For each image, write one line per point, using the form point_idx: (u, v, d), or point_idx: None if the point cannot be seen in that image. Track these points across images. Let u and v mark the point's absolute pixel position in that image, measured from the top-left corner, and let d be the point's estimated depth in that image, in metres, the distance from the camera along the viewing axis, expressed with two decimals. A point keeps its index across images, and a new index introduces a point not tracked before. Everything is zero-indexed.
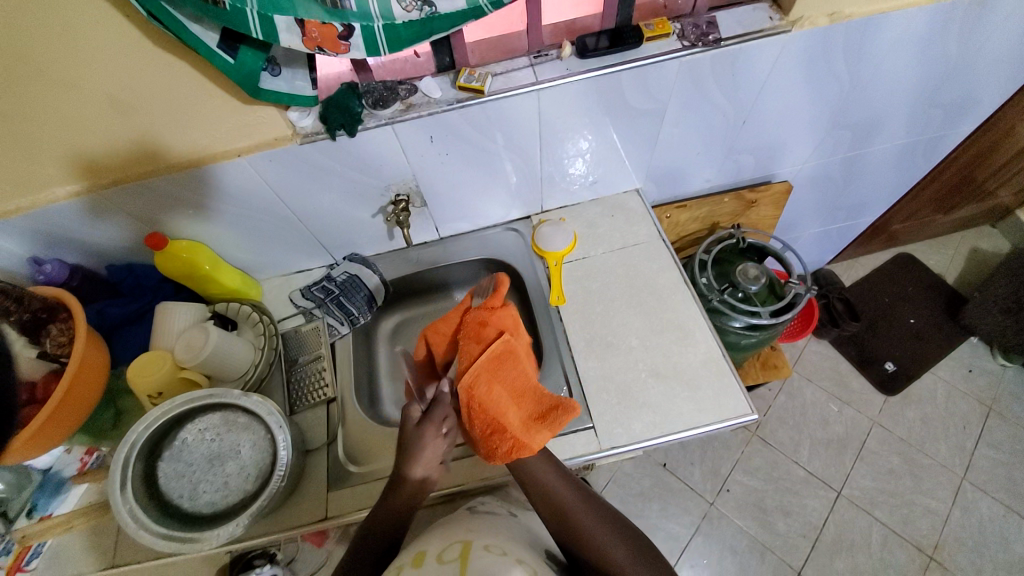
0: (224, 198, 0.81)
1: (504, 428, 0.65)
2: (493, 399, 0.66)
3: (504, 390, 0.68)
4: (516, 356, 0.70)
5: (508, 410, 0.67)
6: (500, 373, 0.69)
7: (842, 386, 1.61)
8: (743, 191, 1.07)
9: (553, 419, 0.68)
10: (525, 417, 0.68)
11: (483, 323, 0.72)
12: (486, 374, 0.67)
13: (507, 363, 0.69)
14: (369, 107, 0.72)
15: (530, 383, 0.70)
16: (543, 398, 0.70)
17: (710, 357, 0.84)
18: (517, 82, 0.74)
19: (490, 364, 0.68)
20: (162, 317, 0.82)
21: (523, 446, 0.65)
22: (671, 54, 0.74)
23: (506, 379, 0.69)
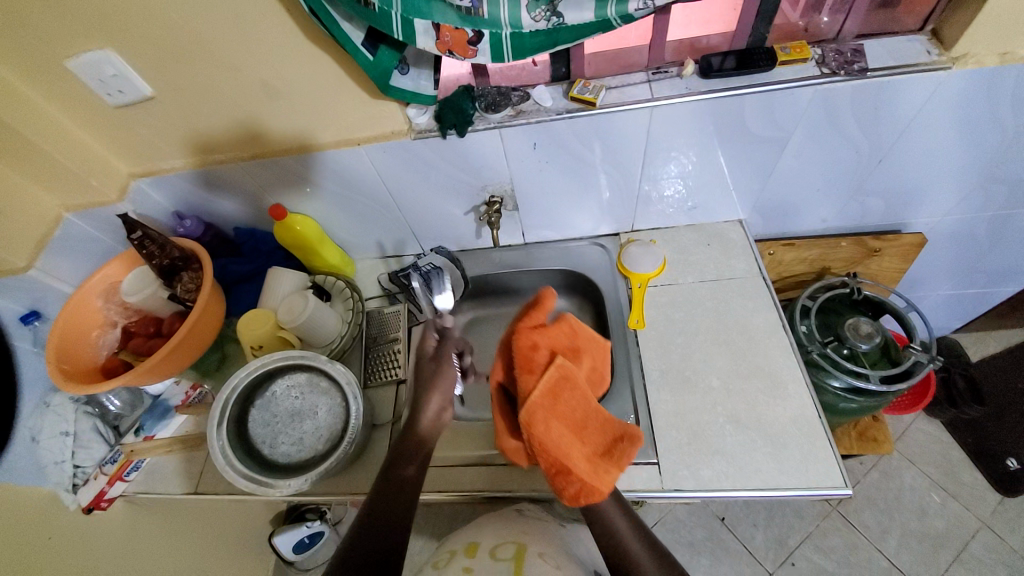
0: (338, 181, 0.88)
1: (570, 471, 0.61)
2: (555, 440, 0.60)
3: (565, 427, 0.62)
4: (575, 384, 0.62)
5: (572, 447, 0.62)
6: (560, 408, 0.61)
7: (949, 475, 1.39)
8: (865, 237, 0.96)
9: (620, 453, 0.63)
10: (591, 454, 0.63)
11: (532, 345, 0.62)
12: (543, 413, 0.60)
13: (567, 394, 0.62)
14: (482, 110, 0.75)
15: (592, 413, 0.63)
16: (606, 428, 0.64)
17: (799, 415, 0.76)
18: (631, 97, 0.73)
19: (546, 402, 0.60)
20: (272, 280, 0.92)
21: (592, 491, 0.61)
22: (806, 80, 0.68)
23: (568, 413, 0.62)
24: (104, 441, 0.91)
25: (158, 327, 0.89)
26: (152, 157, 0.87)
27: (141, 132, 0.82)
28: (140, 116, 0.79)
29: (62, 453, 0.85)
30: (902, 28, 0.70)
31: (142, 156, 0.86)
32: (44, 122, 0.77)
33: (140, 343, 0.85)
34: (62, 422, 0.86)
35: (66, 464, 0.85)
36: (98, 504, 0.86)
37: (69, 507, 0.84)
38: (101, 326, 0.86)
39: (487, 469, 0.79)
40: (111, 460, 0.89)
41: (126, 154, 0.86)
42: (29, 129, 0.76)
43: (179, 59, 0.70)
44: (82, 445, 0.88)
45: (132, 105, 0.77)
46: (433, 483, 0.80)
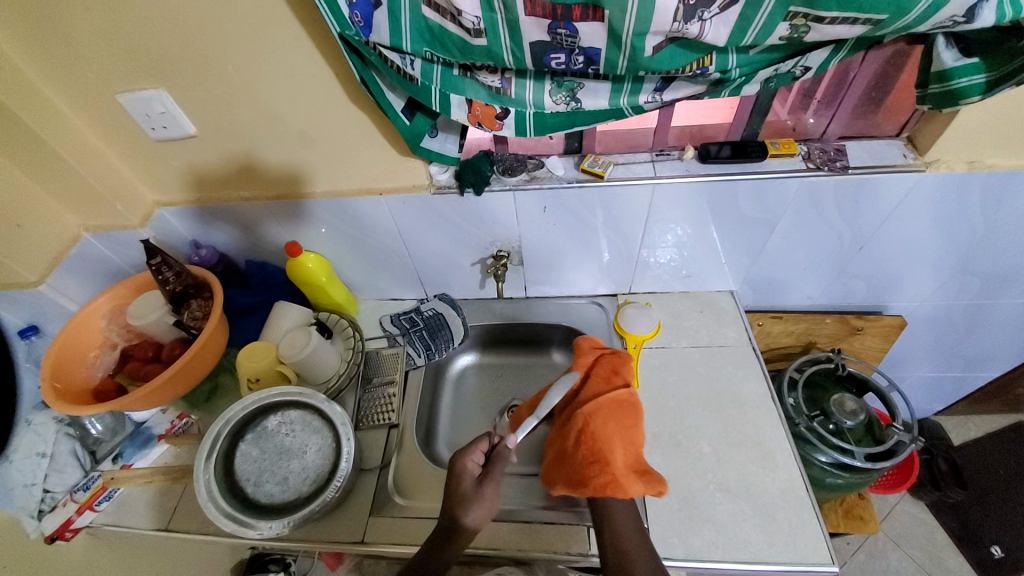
0: (357, 226, 0.93)
1: (605, 462, 0.68)
2: (604, 431, 0.71)
3: (617, 431, 0.71)
4: (632, 406, 0.74)
5: (614, 446, 0.70)
6: (618, 414, 0.73)
7: (936, 562, 1.37)
8: (850, 316, 1.02)
9: (649, 478, 0.68)
10: (628, 462, 0.69)
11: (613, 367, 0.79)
12: (598, 409, 0.73)
13: (627, 410, 0.74)
14: (499, 173, 0.81)
15: (640, 437, 0.72)
16: (644, 457, 0.71)
17: (790, 487, 0.77)
18: (637, 173, 0.79)
19: (610, 404, 0.73)
20: (276, 314, 0.93)
21: (616, 486, 0.67)
22: (794, 173, 0.75)
23: (624, 423, 0.72)
24: (79, 466, 0.88)
25: (156, 352, 0.89)
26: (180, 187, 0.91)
27: (173, 164, 0.86)
28: (177, 152, 0.84)
29: (34, 476, 0.82)
30: (881, 133, 0.78)
31: (169, 185, 0.90)
32: (83, 148, 0.82)
33: (137, 368, 0.86)
34: (41, 443, 0.84)
35: (36, 488, 0.82)
36: (61, 534, 0.83)
37: (30, 535, 0.80)
38: (100, 347, 0.87)
39: None
40: (83, 487, 0.86)
41: (154, 184, 0.90)
42: (69, 153, 0.80)
43: (227, 104, 0.76)
44: (56, 468, 0.85)
45: (171, 140, 0.82)
46: (419, 536, 0.78)
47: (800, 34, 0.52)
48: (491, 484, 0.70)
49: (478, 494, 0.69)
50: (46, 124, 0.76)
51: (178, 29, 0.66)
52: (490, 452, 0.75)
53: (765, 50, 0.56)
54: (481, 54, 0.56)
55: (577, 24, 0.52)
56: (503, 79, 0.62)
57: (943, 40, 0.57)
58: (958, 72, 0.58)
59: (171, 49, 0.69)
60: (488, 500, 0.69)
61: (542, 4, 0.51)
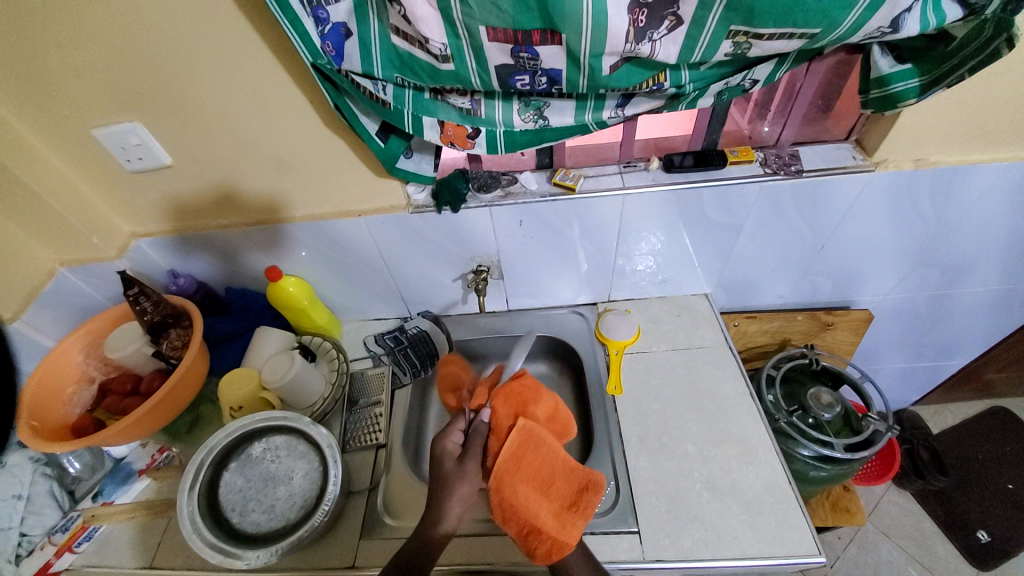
0: (338, 248, 0.94)
1: (539, 529, 0.67)
2: (520, 499, 0.68)
3: (531, 488, 0.70)
4: (539, 443, 0.74)
5: (539, 505, 0.69)
6: (522, 469, 0.71)
7: (925, 550, 1.39)
8: (819, 312, 1.06)
9: (583, 503, 0.70)
10: (558, 509, 0.70)
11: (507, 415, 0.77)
12: (507, 475, 0.70)
13: (529, 457, 0.73)
14: (474, 190, 0.83)
15: (555, 469, 0.73)
16: (571, 478, 0.73)
17: (773, 481, 0.79)
18: (606, 185, 0.83)
19: (511, 463, 0.71)
20: (257, 341, 0.93)
21: (562, 544, 0.66)
22: (754, 178, 0.80)
23: (531, 473, 0.72)
24: (58, 506, 0.86)
25: (135, 384, 0.87)
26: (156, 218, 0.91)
27: (150, 195, 0.87)
28: (154, 184, 0.85)
29: (9, 520, 0.80)
30: (832, 137, 0.84)
31: (146, 216, 0.90)
32: (58, 183, 0.82)
33: (116, 402, 0.85)
34: (16, 485, 0.82)
35: (12, 532, 0.80)
36: None
37: None
38: (77, 382, 0.86)
39: (467, 539, 0.78)
40: (62, 528, 0.84)
41: (132, 217, 0.91)
42: (44, 190, 0.80)
43: (204, 134, 0.77)
44: (33, 510, 0.83)
45: (147, 172, 0.83)
46: None
47: (743, 50, 0.56)
48: (472, 459, 0.72)
49: (460, 470, 0.70)
50: (21, 161, 0.77)
51: (154, 64, 0.68)
52: (467, 432, 0.77)
53: (714, 66, 0.61)
54: (450, 78, 0.59)
55: (538, 48, 0.55)
56: (473, 100, 0.65)
57: (878, 49, 0.63)
58: (895, 77, 0.63)
59: (147, 84, 0.71)
60: (473, 475, 0.70)
61: (503, 31, 0.54)
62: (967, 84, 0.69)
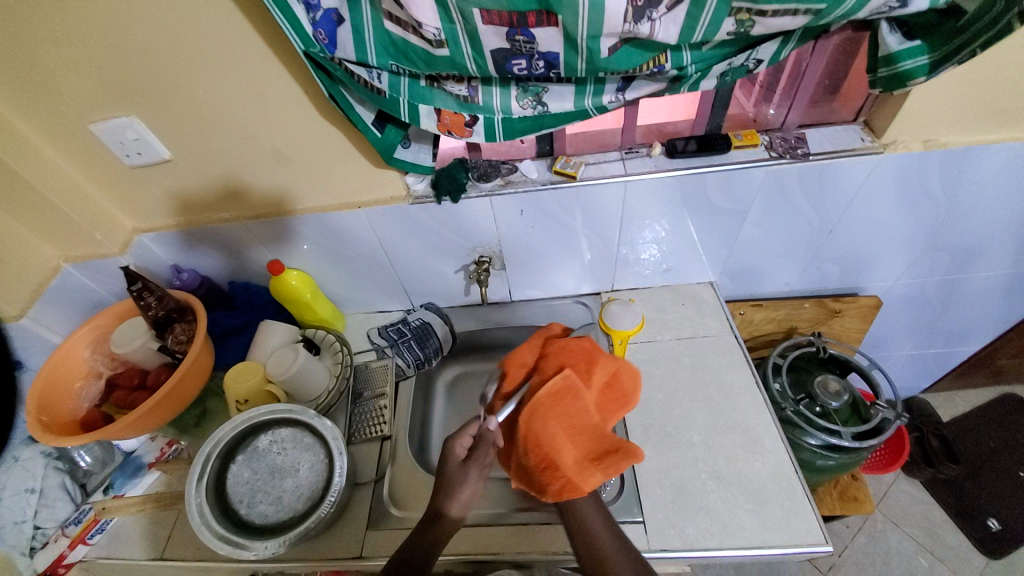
0: (340, 241, 0.94)
1: (555, 467, 0.65)
2: (548, 435, 0.66)
3: (562, 428, 0.67)
4: (580, 393, 0.68)
5: (563, 446, 0.66)
6: (558, 409, 0.68)
7: (936, 539, 1.38)
8: (826, 299, 1.04)
9: (608, 464, 0.66)
10: (581, 456, 0.66)
11: (556, 354, 0.73)
12: (541, 411, 0.67)
13: (567, 401, 0.68)
14: (474, 179, 0.82)
15: (591, 423, 0.68)
16: (601, 439, 0.68)
17: (779, 470, 0.78)
18: (608, 172, 0.81)
19: (549, 400, 0.68)
20: (262, 333, 0.93)
21: (574, 486, 0.65)
22: (758, 162, 0.78)
23: (567, 416, 0.67)
24: (70, 500, 0.88)
25: (142, 379, 0.88)
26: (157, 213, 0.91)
27: (150, 189, 0.87)
28: (153, 178, 0.85)
29: (23, 513, 0.83)
30: (839, 119, 0.82)
31: (147, 211, 0.90)
32: (59, 179, 0.82)
33: (123, 397, 0.86)
34: (28, 479, 0.85)
35: (25, 525, 0.83)
36: (54, 569, 0.83)
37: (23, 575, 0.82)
38: (85, 377, 0.87)
39: (472, 530, 0.78)
40: (74, 520, 0.87)
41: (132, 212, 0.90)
42: (46, 186, 0.81)
43: (202, 126, 0.77)
44: (45, 504, 0.85)
45: (146, 166, 0.83)
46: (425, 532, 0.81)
47: (746, 28, 0.54)
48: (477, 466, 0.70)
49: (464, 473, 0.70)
50: (22, 158, 0.77)
51: (151, 57, 0.68)
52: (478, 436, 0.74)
53: (716, 46, 0.59)
54: (446, 64, 0.58)
55: (533, 30, 0.54)
56: (470, 87, 0.64)
57: (886, 27, 0.61)
58: (903, 56, 0.61)
59: (144, 78, 0.70)
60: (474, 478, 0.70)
61: (498, 14, 0.53)
62: (981, 59, 0.67)
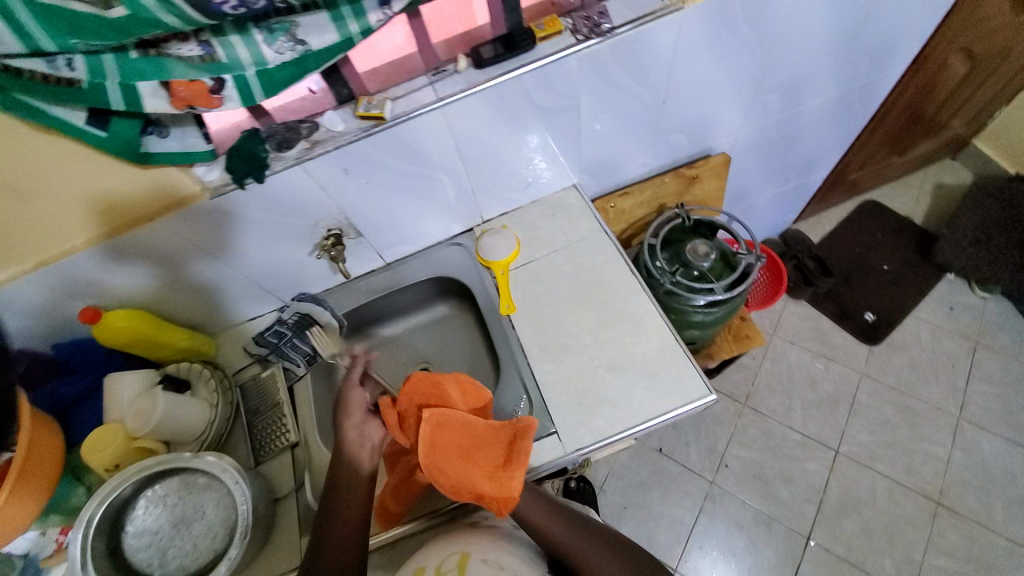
0: (160, 262, 0.80)
1: (481, 494, 0.67)
2: (453, 477, 0.67)
3: (458, 461, 0.68)
4: (451, 419, 0.69)
5: (472, 474, 0.68)
6: (442, 450, 0.68)
7: (826, 343, 1.60)
8: (683, 169, 1.07)
9: (518, 456, 0.68)
10: (492, 469, 0.68)
11: (407, 404, 0.71)
12: (431, 463, 0.67)
13: (444, 434, 0.68)
14: (275, 150, 0.71)
15: (480, 435, 0.70)
16: (499, 439, 0.70)
17: (663, 343, 0.83)
18: (420, 102, 0.72)
19: (429, 450, 0.67)
20: (110, 390, 0.81)
21: (507, 500, 0.67)
22: (568, 49, 0.73)
23: (453, 448, 0.68)
24: None
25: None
26: (60, 223, 0.70)
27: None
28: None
29: None
30: None
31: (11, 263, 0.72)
32: None
33: None
34: None
35: None
36: None
37: None
38: None
39: None
40: None
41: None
42: None
43: None
44: None
45: None
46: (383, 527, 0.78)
47: None
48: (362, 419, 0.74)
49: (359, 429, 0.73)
50: None
51: None
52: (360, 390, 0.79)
53: None
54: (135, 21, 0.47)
55: None
56: (202, 43, 0.53)
57: None
58: None
59: None
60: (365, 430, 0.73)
61: None
62: None
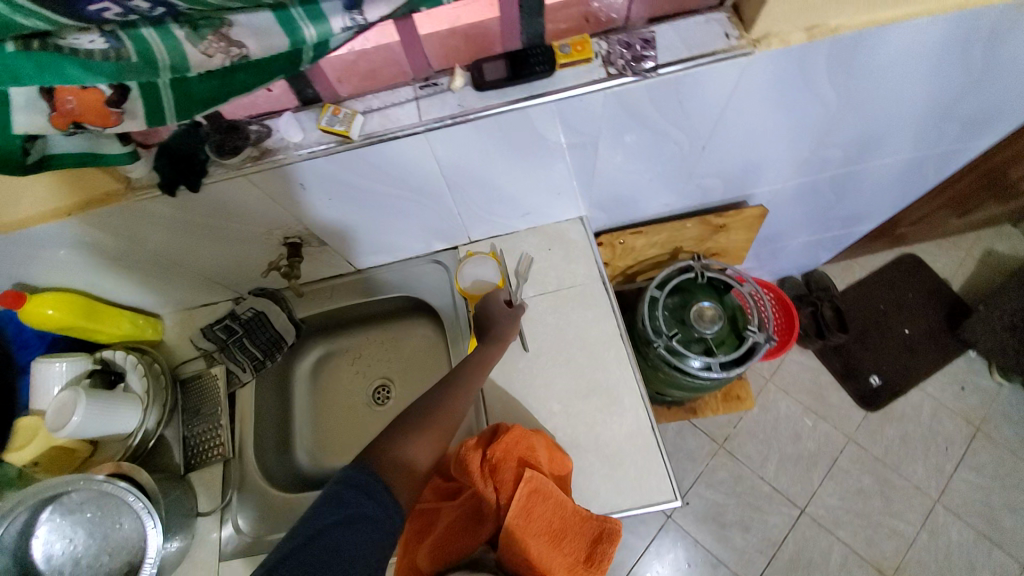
0: (88, 250, 0.71)
1: None
2: (534, 557, 0.60)
3: (542, 541, 0.61)
4: (550, 490, 0.64)
5: (552, 561, 0.61)
6: (532, 522, 0.62)
7: (820, 399, 1.52)
8: (709, 215, 0.93)
9: (600, 556, 0.63)
10: (572, 563, 0.63)
11: (504, 457, 0.65)
12: (520, 530, 0.61)
13: (538, 507, 0.63)
14: (213, 153, 0.58)
15: (568, 519, 0.64)
16: (582, 531, 0.65)
17: (637, 429, 0.75)
18: (399, 121, 0.59)
19: (522, 516, 0.61)
20: (36, 377, 0.75)
21: None
22: (592, 85, 0.58)
23: (544, 525, 0.63)
24: None
25: None
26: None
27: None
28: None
29: None
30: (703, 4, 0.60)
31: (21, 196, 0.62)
32: None
33: None
34: None
35: None
36: None
37: None
38: None
39: None
40: None
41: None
42: None
43: None
44: None
45: None
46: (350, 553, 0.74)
47: None
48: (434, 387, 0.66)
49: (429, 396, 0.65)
50: None
51: None
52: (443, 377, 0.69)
53: None
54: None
55: None
56: (106, 35, 0.40)
57: None
58: None
59: None
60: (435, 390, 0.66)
61: None
62: None
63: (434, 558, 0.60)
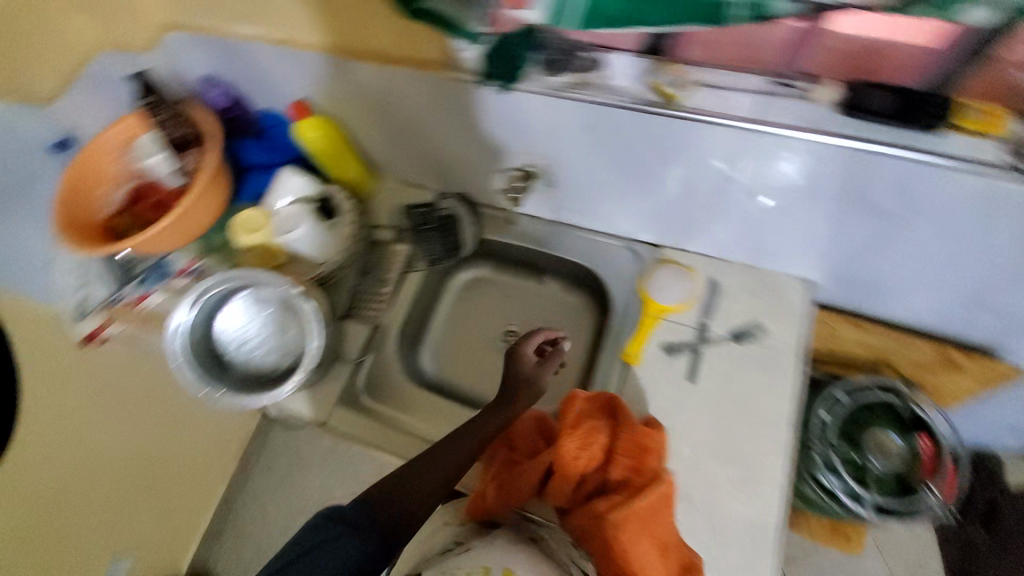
0: (370, 95, 0.76)
1: None
2: (633, 548, 0.63)
3: (649, 541, 0.64)
4: (671, 501, 0.65)
5: (648, 561, 0.63)
6: (649, 522, 0.64)
7: None
8: (951, 348, 0.79)
9: None
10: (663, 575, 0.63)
11: (637, 450, 0.67)
12: (629, 519, 0.64)
13: (657, 511, 0.65)
14: (540, 65, 0.59)
15: (675, 537, 0.65)
16: (681, 553, 0.64)
17: (759, 520, 0.67)
18: (727, 108, 0.56)
19: (644, 509, 0.64)
20: (277, 182, 0.85)
21: None
22: (976, 161, 0.51)
23: (656, 530, 0.64)
24: (111, 281, 0.93)
25: None
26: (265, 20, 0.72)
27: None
28: None
29: (69, 283, 0.91)
30: None
31: (299, 26, 0.70)
32: None
33: None
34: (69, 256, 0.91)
35: (68, 294, 0.91)
36: (92, 340, 0.89)
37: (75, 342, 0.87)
38: None
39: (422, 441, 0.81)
40: (110, 302, 0.89)
41: (290, 47, 0.73)
42: None
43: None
44: (85, 281, 0.92)
45: None
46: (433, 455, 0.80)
47: None
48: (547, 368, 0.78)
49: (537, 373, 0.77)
50: None
51: None
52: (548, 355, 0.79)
53: None
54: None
55: None
56: None
57: None
58: None
59: None
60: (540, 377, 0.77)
61: None
62: None
63: (501, 488, 0.71)
